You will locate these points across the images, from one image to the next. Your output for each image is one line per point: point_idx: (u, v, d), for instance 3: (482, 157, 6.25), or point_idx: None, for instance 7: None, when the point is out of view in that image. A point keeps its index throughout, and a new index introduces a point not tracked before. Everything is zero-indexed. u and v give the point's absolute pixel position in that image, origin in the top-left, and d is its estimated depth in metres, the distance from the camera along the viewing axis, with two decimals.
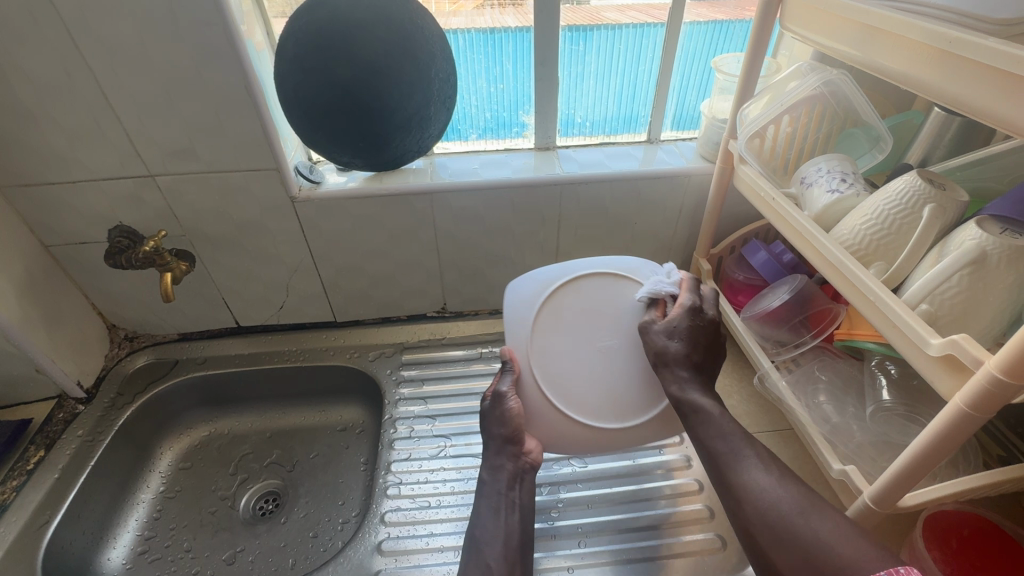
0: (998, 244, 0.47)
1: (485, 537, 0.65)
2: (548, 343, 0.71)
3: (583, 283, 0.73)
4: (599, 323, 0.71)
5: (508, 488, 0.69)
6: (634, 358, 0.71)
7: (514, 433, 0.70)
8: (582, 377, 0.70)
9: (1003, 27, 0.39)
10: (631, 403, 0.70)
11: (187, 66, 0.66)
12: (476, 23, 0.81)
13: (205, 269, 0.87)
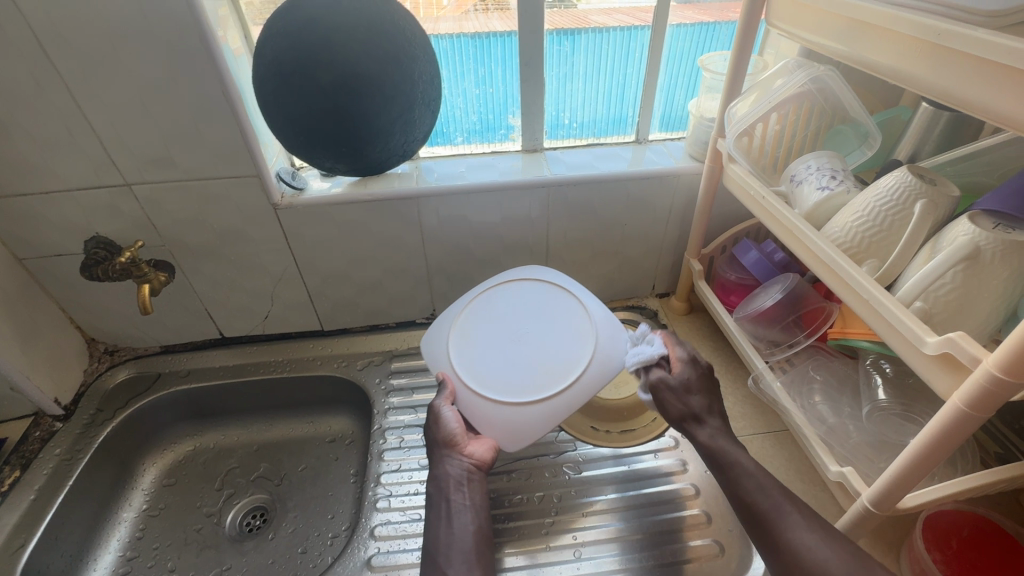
0: (991, 240, 0.46)
1: (436, 547, 0.60)
2: (469, 357, 0.71)
3: (484, 298, 0.76)
4: (507, 320, 0.74)
5: (453, 493, 0.64)
6: (550, 333, 0.72)
7: (453, 437, 0.66)
8: (510, 365, 0.69)
9: (991, 18, 0.38)
10: (568, 367, 0.68)
11: (162, 72, 0.64)
12: (463, 28, 0.80)
13: (185, 279, 0.85)
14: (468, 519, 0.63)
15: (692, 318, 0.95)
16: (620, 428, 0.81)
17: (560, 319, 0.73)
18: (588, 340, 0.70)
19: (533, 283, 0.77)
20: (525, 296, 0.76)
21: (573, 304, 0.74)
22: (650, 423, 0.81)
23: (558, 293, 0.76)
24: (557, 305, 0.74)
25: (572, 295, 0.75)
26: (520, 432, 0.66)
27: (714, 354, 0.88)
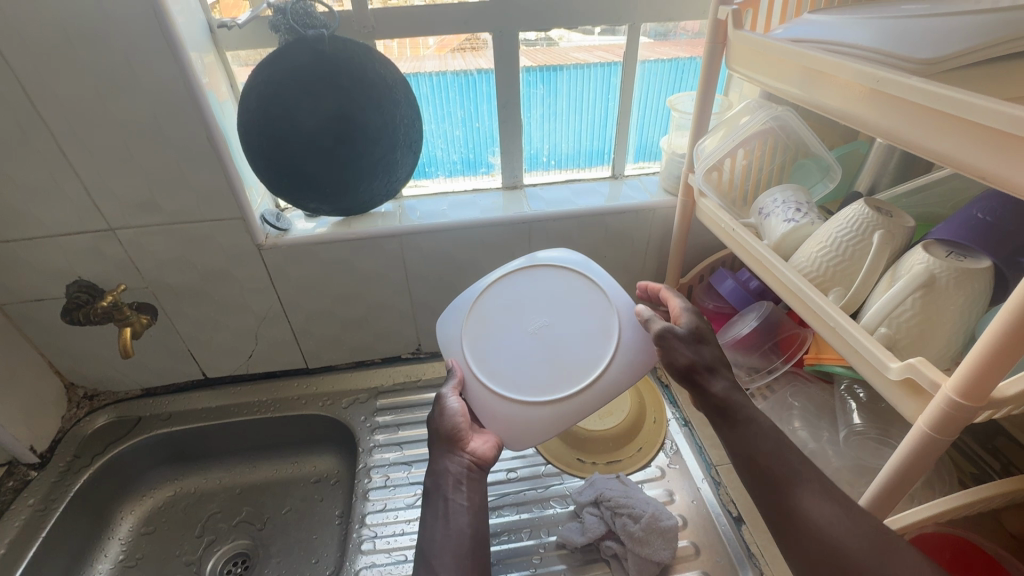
0: (944, 268, 0.48)
1: (431, 547, 0.60)
2: (481, 348, 0.68)
3: (503, 282, 0.71)
4: (524, 308, 0.69)
5: (452, 492, 0.63)
6: (569, 329, 0.67)
7: (457, 431, 0.65)
8: (524, 360, 0.67)
9: (926, 65, 0.43)
10: (582, 369, 0.65)
11: (148, 120, 0.66)
12: (449, 66, 0.82)
13: (169, 321, 0.85)
14: (466, 519, 0.62)
15: None
16: (606, 459, 0.80)
17: (581, 313, 0.68)
18: (607, 339, 0.66)
19: (556, 269, 0.71)
20: (547, 282, 0.70)
21: (596, 296, 0.68)
22: (635, 453, 0.80)
23: (582, 282, 0.69)
24: (579, 296, 0.69)
25: (597, 285, 0.69)
26: (524, 431, 0.64)
27: None
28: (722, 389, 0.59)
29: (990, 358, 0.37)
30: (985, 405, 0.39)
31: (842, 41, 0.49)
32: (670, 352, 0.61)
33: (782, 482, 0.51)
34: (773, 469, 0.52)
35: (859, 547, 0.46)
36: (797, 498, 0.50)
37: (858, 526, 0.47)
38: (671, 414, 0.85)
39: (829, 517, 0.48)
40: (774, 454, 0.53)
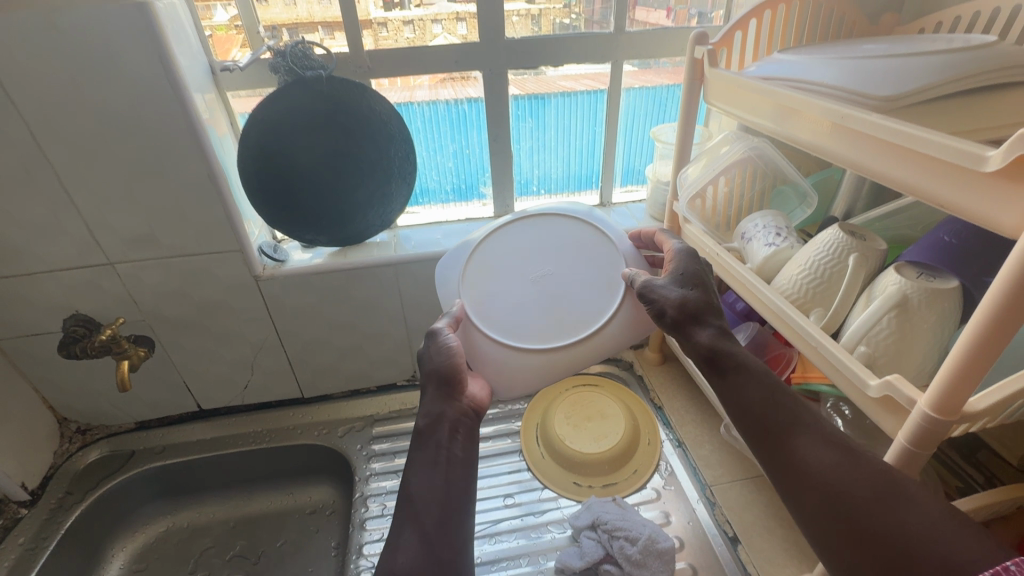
0: (916, 288, 0.50)
1: (420, 496, 0.51)
2: (481, 291, 0.69)
3: (510, 229, 0.72)
4: (530, 257, 0.70)
5: (448, 438, 0.55)
6: (573, 279, 0.69)
7: (453, 372, 0.59)
8: (526, 307, 0.68)
9: (885, 103, 0.47)
10: (582, 320, 0.67)
11: (151, 158, 0.68)
12: (439, 96, 0.85)
13: (165, 353, 0.85)
14: (455, 469, 0.54)
15: (668, 368, 0.98)
16: (602, 482, 0.81)
17: (587, 265, 0.69)
18: (610, 292, 0.68)
19: (567, 221, 0.72)
20: (556, 232, 0.72)
21: (605, 250, 0.70)
22: (631, 475, 0.81)
23: (593, 235, 0.71)
24: (586, 249, 0.70)
25: (605, 239, 0.70)
26: (515, 375, 0.66)
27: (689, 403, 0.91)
28: (710, 336, 0.53)
29: (959, 373, 0.39)
30: (958, 420, 0.41)
31: (810, 79, 0.52)
32: (654, 304, 0.58)
33: (779, 429, 0.47)
34: (768, 413, 0.48)
35: (864, 493, 0.42)
36: (796, 447, 0.46)
37: (858, 470, 0.43)
38: (665, 435, 0.86)
39: (830, 465, 0.44)
40: (773, 400, 0.48)
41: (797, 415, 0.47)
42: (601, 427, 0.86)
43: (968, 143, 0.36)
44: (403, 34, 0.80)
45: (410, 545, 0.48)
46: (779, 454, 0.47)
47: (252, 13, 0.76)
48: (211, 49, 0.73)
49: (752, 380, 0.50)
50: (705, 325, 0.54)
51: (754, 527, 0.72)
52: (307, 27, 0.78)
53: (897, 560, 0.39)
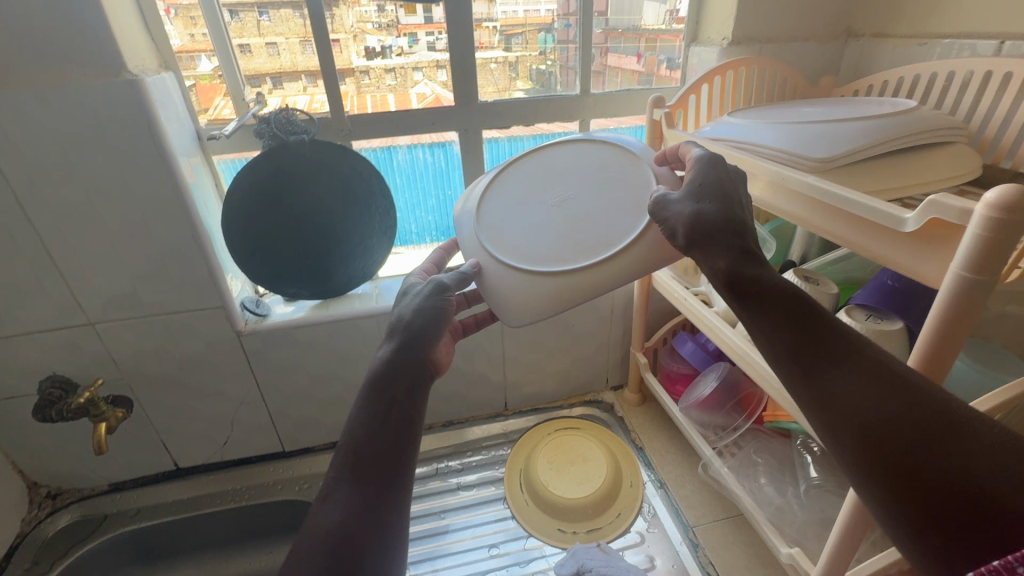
0: (866, 329, 0.54)
1: (362, 443, 0.43)
2: (496, 219, 0.63)
3: (533, 160, 0.67)
4: (550, 184, 0.64)
5: (406, 388, 0.47)
6: (596, 201, 0.60)
7: (431, 325, 0.53)
8: (541, 231, 0.60)
9: (820, 164, 0.51)
10: (602, 242, 0.57)
11: (137, 221, 0.70)
12: (420, 139, 0.88)
13: (143, 412, 0.84)
14: (404, 427, 0.45)
15: (647, 408, 1.01)
16: (587, 527, 0.80)
17: (614, 186, 0.60)
18: (637, 210, 0.57)
19: (594, 145, 0.64)
20: (580, 158, 0.64)
21: (632, 168, 0.60)
22: (614, 519, 0.81)
23: (622, 156, 0.62)
24: (612, 170, 0.61)
25: (633, 158, 0.60)
26: (522, 300, 0.58)
27: (670, 443, 0.92)
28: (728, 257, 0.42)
29: None
30: None
31: (754, 141, 0.58)
32: (666, 223, 0.46)
33: (816, 364, 0.39)
34: (801, 339, 0.39)
35: (910, 429, 0.35)
36: (832, 386, 0.38)
37: (902, 403, 0.36)
38: (647, 476, 0.87)
39: (875, 405, 0.36)
40: (809, 329, 0.39)
41: (841, 346, 0.38)
42: (583, 470, 0.87)
43: (886, 205, 0.40)
44: (385, 81, 0.83)
45: (340, 512, 0.39)
46: (812, 392, 0.39)
47: (235, 63, 0.78)
48: (193, 105, 0.76)
49: (784, 307, 0.40)
50: (719, 249, 0.42)
51: (737, 567, 0.73)
52: (291, 75, 0.80)
53: (950, 507, 0.33)
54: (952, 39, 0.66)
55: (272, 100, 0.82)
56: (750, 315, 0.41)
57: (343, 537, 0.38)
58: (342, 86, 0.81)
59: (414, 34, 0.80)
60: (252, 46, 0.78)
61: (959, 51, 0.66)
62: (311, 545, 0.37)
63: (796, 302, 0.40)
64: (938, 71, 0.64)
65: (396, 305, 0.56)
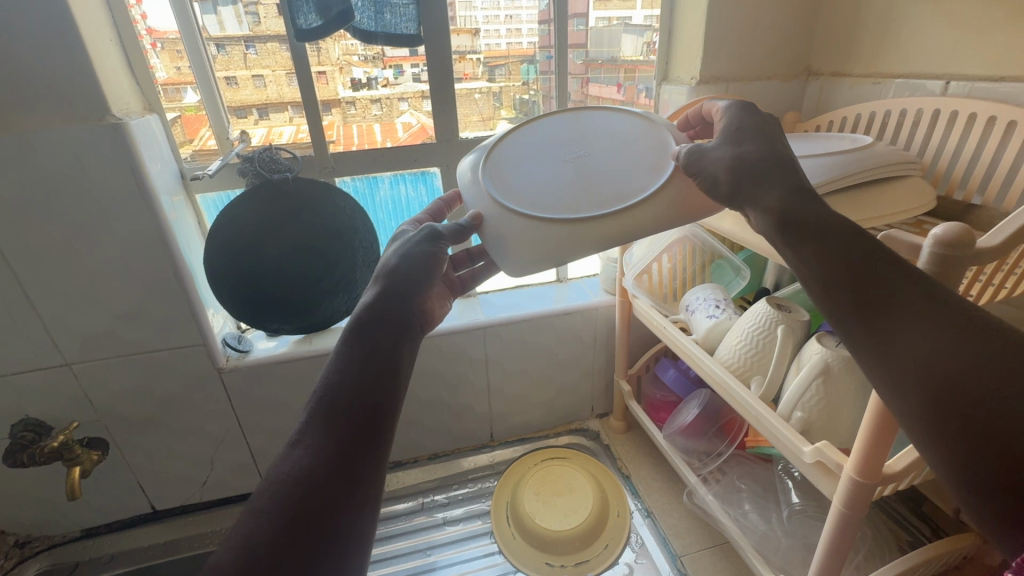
0: (837, 357, 0.55)
1: (337, 387, 0.42)
2: (503, 171, 0.57)
3: (546, 123, 0.62)
4: (565, 143, 0.59)
5: (388, 335, 0.46)
6: (614, 159, 0.55)
7: (421, 271, 0.51)
8: (552, 180, 0.54)
9: None
10: (620, 194, 0.51)
11: (117, 259, 0.70)
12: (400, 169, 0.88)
13: (119, 453, 0.82)
14: (385, 375, 0.43)
15: (633, 435, 1.01)
16: (574, 560, 0.79)
17: (633, 147, 0.56)
18: (658, 167, 0.52)
19: (613, 112, 0.60)
20: (597, 122, 0.60)
21: (654, 134, 0.56)
22: (602, 551, 0.80)
23: (643, 121, 0.58)
24: (632, 135, 0.57)
25: (655, 125, 0.57)
26: (523, 247, 0.51)
27: (656, 470, 0.93)
28: (780, 195, 0.42)
29: (870, 440, 0.44)
30: (880, 480, 0.46)
31: None
32: (704, 174, 0.46)
33: (876, 304, 0.37)
34: (857, 282, 0.38)
35: (981, 378, 0.32)
36: (892, 331, 0.36)
37: (974, 351, 0.33)
38: (633, 505, 0.87)
39: (938, 347, 0.34)
40: (864, 270, 0.38)
41: (901, 286, 0.36)
42: (570, 502, 0.86)
43: None
44: (371, 112, 0.85)
45: (310, 455, 0.38)
46: (870, 337, 0.37)
47: (218, 99, 0.79)
48: (174, 142, 0.77)
49: (843, 251, 0.39)
50: (773, 187, 0.43)
51: None
52: (277, 107, 0.81)
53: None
54: (904, 80, 0.70)
55: (258, 130, 0.82)
56: (804, 255, 0.41)
57: (312, 479, 0.37)
58: (327, 116, 0.82)
59: (399, 66, 0.81)
60: (239, 79, 0.79)
61: (911, 90, 0.70)
62: (279, 484, 0.36)
63: (857, 245, 0.39)
64: (892, 109, 0.68)
65: (385, 251, 0.54)
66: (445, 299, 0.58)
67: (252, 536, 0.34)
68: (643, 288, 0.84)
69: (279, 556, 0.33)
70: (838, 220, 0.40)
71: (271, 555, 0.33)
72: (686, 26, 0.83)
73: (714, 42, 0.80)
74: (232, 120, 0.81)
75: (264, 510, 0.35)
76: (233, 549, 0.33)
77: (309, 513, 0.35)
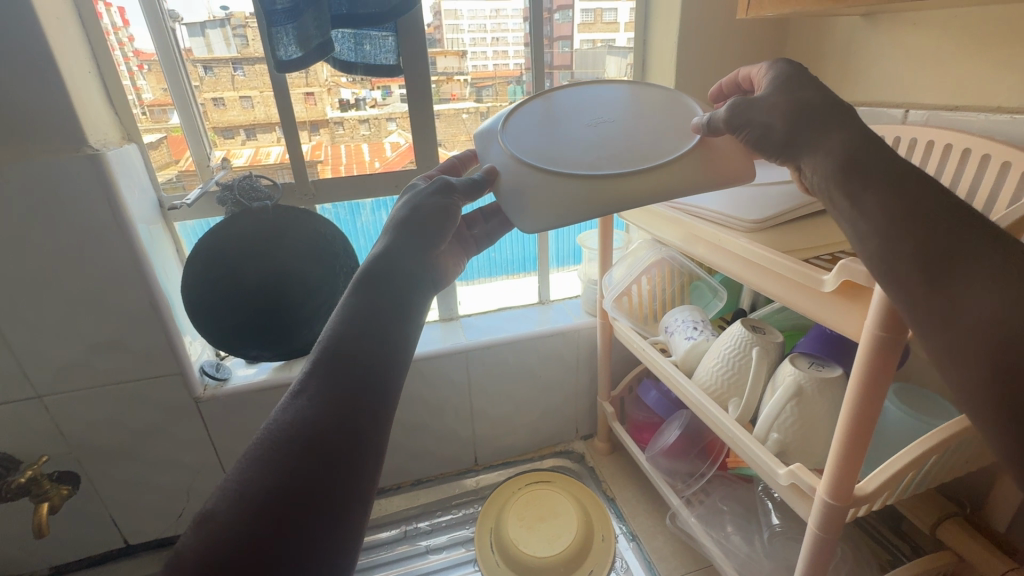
0: (809, 378, 0.56)
1: (345, 336, 0.40)
2: (525, 133, 0.57)
3: (568, 92, 0.63)
4: (587, 112, 0.59)
5: (398, 288, 0.44)
6: (636, 126, 0.56)
7: (434, 220, 0.50)
8: (578, 142, 0.55)
9: (757, 224, 0.52)
10: (642, 155, 0.52)
11: (94, 288, 0.69)
12: (378, 192, 0.88)
13: (92, 486, 0.80)
14: (392, 330, 0.42)
15: (617, 457, 1.01)
16: None
17: (656, 119, 0.57)
18: (680, 134, 0.54)
19: (634, 86, 0.62)
20: (619, 94, 0.61)
21: (675, 108, 0.58)
22: None
23: (668, 95, 0.60)
24: (653, 108, 0.59)
25: (676, 101, 0.59)
26: (539, 199, 0.51)
27: (640, 493, 0.93)
28: (845, 137, 0.40)
29: (842, 462, 0.44)
30: (852, 502, 0.46)
31: (695, 203, 0.60)
32: (753, 125, 0.45)
33: (947, 262, 0.33)
34: (926, 236, 0.34)
35: None
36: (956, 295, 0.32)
37: None
38: (618, 528, 0.87)
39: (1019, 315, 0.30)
40: (936, 223, 0.34)
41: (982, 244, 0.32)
42: (554, 526, 0.85)
43: (809, 267, 0.44)
44: (359, 131, 0.86)
45: (312, 406, 0.36)
46: (934, 301, 0.33)
47: (200, 124, 0.80)
48: (152, 169, 0.77)
49: (910, 202, 0.35)
50: (835, 131, 0.41)
51: None
52: (265, 127, 0.82)
53: None
54: (868, 107, 0.73)
55: (246, 150, 0.83)
56: (860, 204, 0.37)
57: (317, 428, 0.35)
58: (316, 136, 0.84)
59: (388, 87, 0.83)
60: (226, 99, 0.79)
61: (875, 116, 0.72)
62: (282, 434, 0.35)
63: (931, 200, 0.35)
64: None
65: (397, 203, 0.54)
66: (451, 259, 0.60)
67: (253, 483, 0.32)
68: (622, 310, 0.84)
69: (284, 507, 0.32)
70: (908, 170, 0.37)
71: (277, 505, 0.32)
72: (659, 51, 0.86)
73: (688, 68, 0.83)
74: (212, 143, 0.81)
75: (267, 459, 0.33)
76: (236, 499, 0.32)
77: (314, 462, 0.34)
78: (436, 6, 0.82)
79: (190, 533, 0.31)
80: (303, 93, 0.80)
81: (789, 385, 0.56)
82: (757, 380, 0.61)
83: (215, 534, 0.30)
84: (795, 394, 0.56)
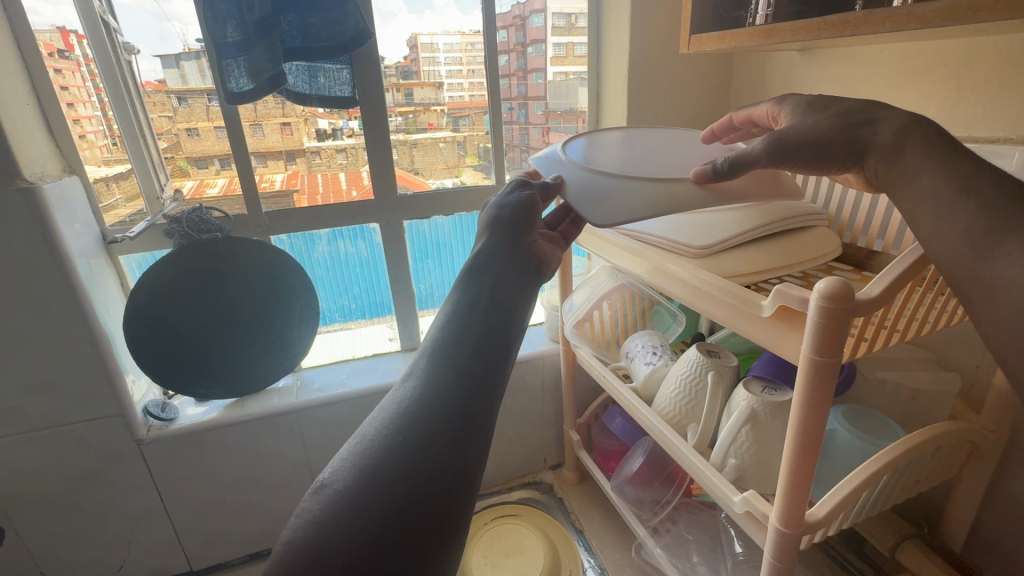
0: (762, 403, 0.55)
1: (454, 318, 0.37)
2: (585, 156, 0.58)
3: (615, 130, 0.66)
4: (638, 142, 0.62)
5: (503, 273, 0.42)
6: (688, 154, 0.59)
7: (523, 212, 0.50)
8: (639, 162, 0.56)
9: (703, 252, 0.53)
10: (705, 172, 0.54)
11: (29, 327, 0.65)
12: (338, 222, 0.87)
13: (19, 541, 0.75)
14: (504, 316, 0.38)
15: (585, 486, 1.00)
16: None
17: (704, 150, 0.60)
18: None
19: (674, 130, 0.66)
20: (662, 134, 0.65)
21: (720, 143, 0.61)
22: None
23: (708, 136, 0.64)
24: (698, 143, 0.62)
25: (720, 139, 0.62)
26: (612, 203, 0.50)
27: (608, 524, 0.91)
28: (896, 125, 0.41)
29: (793, 490, 0.44)
30: (807, 529, 0.46)
31: (643, 231, 0.61)
32: (812, 142, 0.44)
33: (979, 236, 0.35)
34: (965, 212, 0.36)
35: None
36: (992, 266, 0.34)
37: None
38: (586, 562, 0.84)
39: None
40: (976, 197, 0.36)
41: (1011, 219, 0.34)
42: (520, 563, 0.82)
43: (750, 292, 0.45)
44: (336, 160, 0.86)
45: (426, 381, 0.32)
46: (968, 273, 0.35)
47: (154, 159, 0.79)
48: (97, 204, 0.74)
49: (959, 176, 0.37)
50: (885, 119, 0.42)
51: None
52: None
53: None
54: None
55: (220, 180, 0.82)
56: (912, 184, 0.39)
57: (428, 405, 0.31)
58: (293, 166, 0.84)
59: None
60: (200, 130, 0.79)
61: None
62: (402, 414, 0.31)
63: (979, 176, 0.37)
64: None
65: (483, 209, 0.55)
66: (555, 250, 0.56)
67: (364, 460, 0.28)
68: (584, 337, 0.84)
69: (403, 483, 0.27)
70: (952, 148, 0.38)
71: (402, 485, 0.27)
72: (613, 83, 0.89)
73: (648, 99, 0.86)
74: (168, 178, 0.80)
75: (389, 438, 0.29)
76: (359, 477, 0.28)
77: (429, 438, 0.29)
78: (412, 39, 0.84)
79: (307, 510, 0.27)
80: (279, 124, 0.82)
81: (743, 407, 0.56)
82: (712, 405, 0.60)
83: (337, 513, 0.26)
84: (749, 418, 0.55)
